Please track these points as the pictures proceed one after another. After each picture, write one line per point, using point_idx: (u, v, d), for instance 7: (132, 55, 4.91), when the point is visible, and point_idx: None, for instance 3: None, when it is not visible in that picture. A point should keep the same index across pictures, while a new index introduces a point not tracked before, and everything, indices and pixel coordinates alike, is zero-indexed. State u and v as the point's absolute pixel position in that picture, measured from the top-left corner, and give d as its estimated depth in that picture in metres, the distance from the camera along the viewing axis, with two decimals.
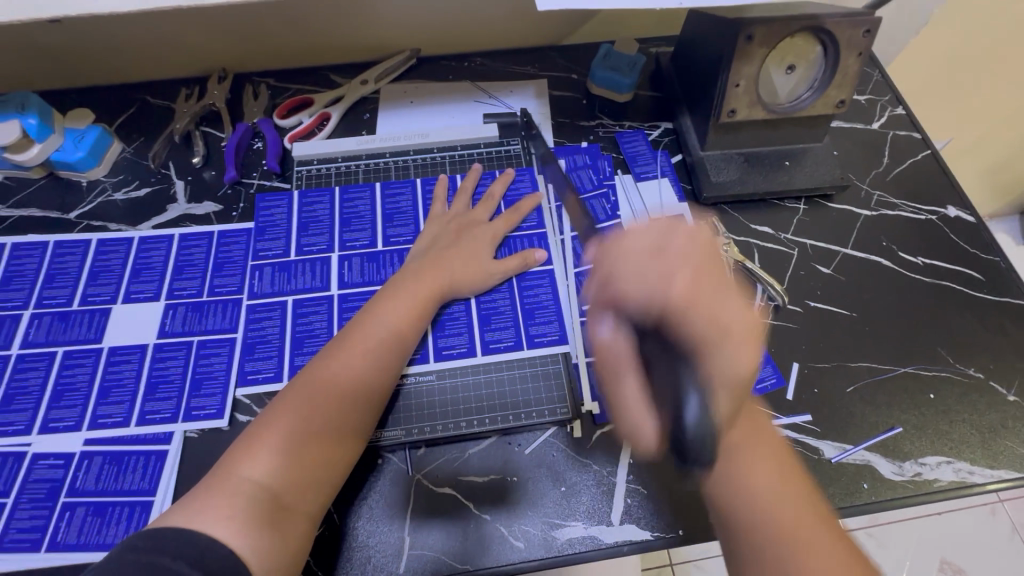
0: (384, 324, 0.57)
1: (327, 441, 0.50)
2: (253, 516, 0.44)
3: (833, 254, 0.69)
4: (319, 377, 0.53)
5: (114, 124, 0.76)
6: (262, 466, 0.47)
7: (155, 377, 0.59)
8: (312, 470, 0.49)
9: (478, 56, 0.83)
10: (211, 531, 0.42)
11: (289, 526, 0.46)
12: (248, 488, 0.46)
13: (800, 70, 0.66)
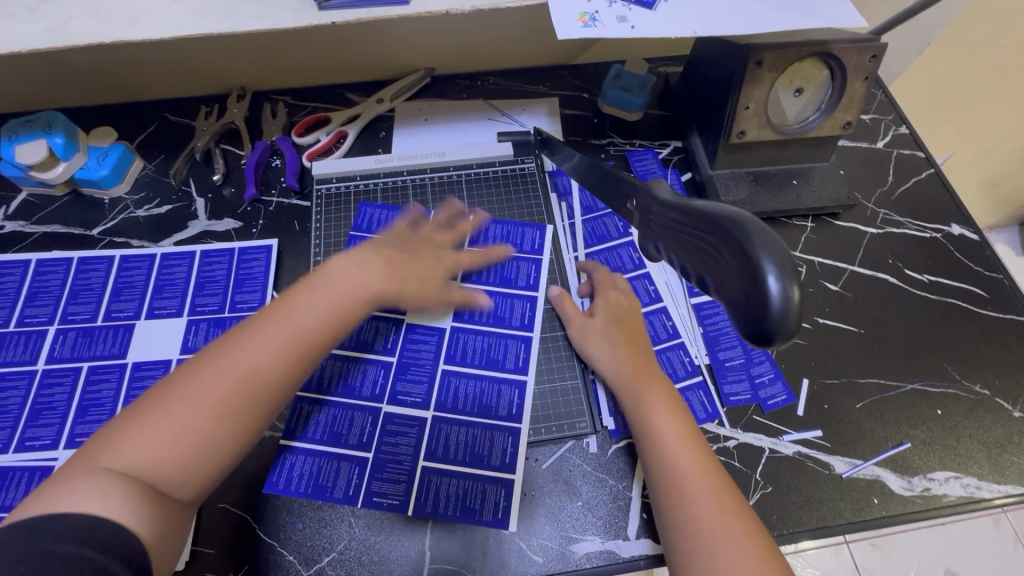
0: (306, 307, 0.52)
1: (216, 436, 0.45)
2: (132, 497, 0.41)
3: (840, 271, 0.71)
4: (204, 377, 0.46)
5: (136, 142, 0.78)
6: (141, 451, 0.42)
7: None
8: (197, 457, 0.44)
9: (491, 75, 0.85)
10: (82, 512, 0.39)
11: (170, 517, 0.43)
12: (115, 473, 0.41)
13: (809, 93, 0.67)
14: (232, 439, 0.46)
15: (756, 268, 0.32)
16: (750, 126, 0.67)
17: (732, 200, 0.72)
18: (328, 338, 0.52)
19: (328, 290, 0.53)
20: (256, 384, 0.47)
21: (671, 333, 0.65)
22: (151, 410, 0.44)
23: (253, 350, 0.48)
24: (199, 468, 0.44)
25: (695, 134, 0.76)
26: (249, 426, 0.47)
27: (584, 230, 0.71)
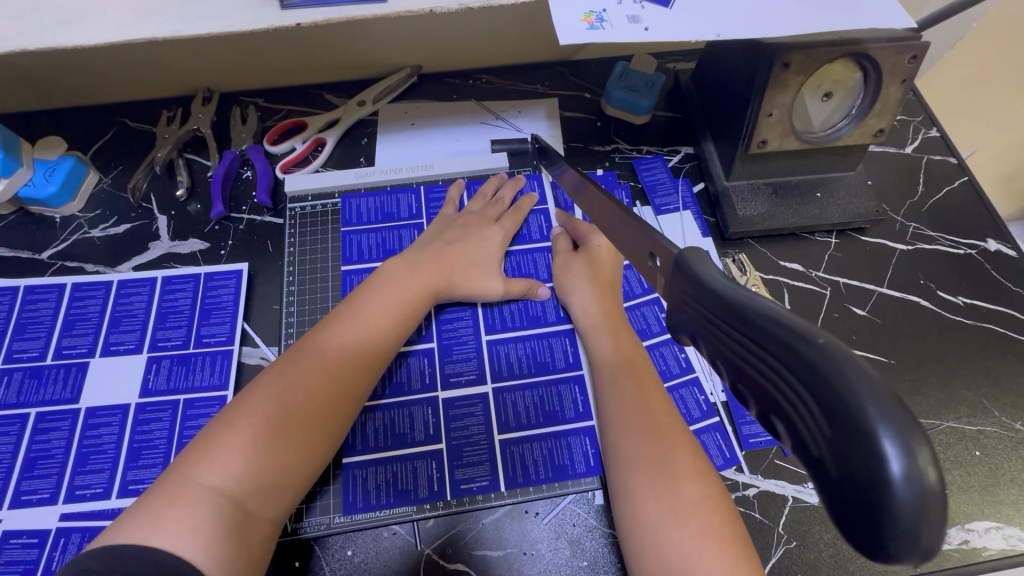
0: (369, 310, 0.53)
1: (299, 445, 0.45)
2: (218, 527, 0.39)
3: (868, 293, 0.65)
4: (282, 386, 0.46)
5: (90, 152, 0.70)
6: (224, 469, 0.41)
7: (138, 442, 0.54)
8: (279, 470, 0.44)
9: (484, 73, 0.78)
10: (175, 551, 0.37)
11: (255, 538, 0.41)
12: (207, 496, 0.40)
13: (837, 99, 0.60)
14: (315, 447, 0.46)
15: (850, 416, 0.20)
16: (773, 134, 0.60)
17: (750, 216, 0.66)
18: (387, 341, 0.53)
19: (388, 293, 0.55)
20: (331, 387, 0.47)
21: (684, 367, 0.59)
22: (229, 427, 0.43)
23: (329, 356, 0.49)
24: (284, 480, 0.44)
25: (709, 140, 0.69)
26: (333, 431, 0.47)
27: None
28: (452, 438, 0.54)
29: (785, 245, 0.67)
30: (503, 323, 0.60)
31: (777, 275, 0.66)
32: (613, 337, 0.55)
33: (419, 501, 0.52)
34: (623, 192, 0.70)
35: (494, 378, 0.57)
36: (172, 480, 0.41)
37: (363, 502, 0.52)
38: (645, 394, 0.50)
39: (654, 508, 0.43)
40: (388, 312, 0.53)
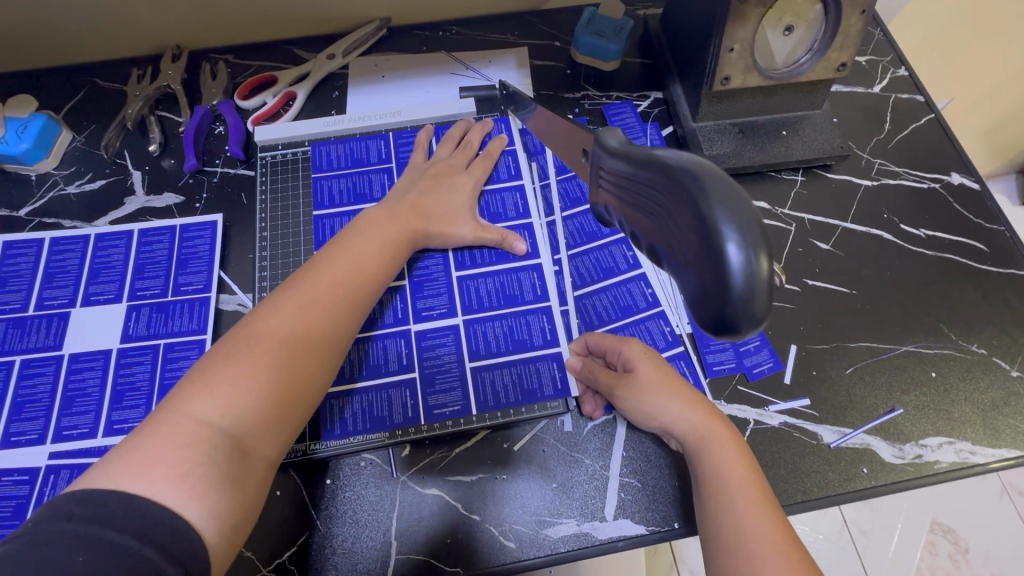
0: (353, 254, 0.51)
1: (292, 383, 0.43)
2: (212, 474, 0.37)
3: (832, 228, 0.66)
4: (267, 325, 0.44)
5: (62, 111, 0.70)
6: (218, 405, 0.39)
7: (121, 385, 0.56)
8: (277, 407, 0.42)
9: (454, 24, 0.78)
10: (161, 496, 0.34)
11: (251, 479, 0.40)
12: (202, 433, 0.38)
13: (800, 32, 0.61)
14: (306, 386, 0.44)
15: (710, 237, 0.22)
16: (735, 71, 0.61)
17: (716, 154, 0.67)
18: (374, 284, 0.52)
19: (371, 239, 0.53)
20: (321, 326, 0.46)
21: (650, 301, 0.60)
22: (224, 362, 0.41)
23: (319, 295, 0.47)
24: (277, 416, 0.42)
25: (676, 82, 0.70)
26: (323, 372, 0.45)
27: (557, 191, 0.66)
28: (426, 371, 0.56)
29: (750, 183, 0.68)
30: (475, 262, 0.61)
31: None
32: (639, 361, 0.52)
33: (394, 427, 0.54)
34: None
35: (466, 311, 0.59)
36: (156, 422, 0.38)
37: (341, 428, 0.54)
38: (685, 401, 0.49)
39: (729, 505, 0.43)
40: (373, 255, 0.52)
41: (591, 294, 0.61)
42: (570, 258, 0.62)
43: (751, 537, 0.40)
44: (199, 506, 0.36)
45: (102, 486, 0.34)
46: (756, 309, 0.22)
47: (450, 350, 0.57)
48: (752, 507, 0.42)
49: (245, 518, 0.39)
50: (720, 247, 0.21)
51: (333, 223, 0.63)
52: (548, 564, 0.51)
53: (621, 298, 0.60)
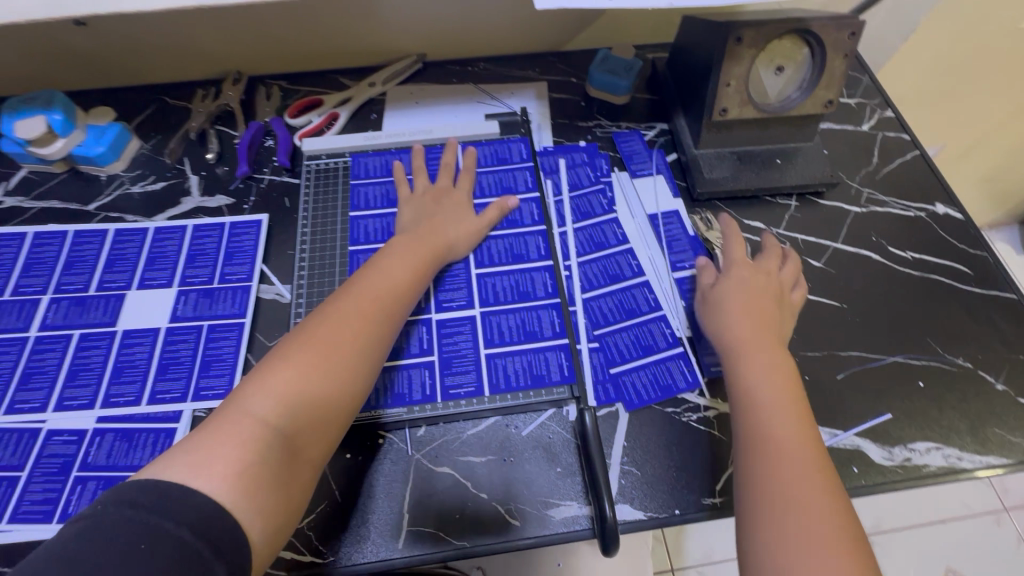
0: (385, 273, 0.58)
1: (336, 385, 0.49)
2: (263, 470, 0.42)
3: (823, 248, 0.71)
4: (315, 335, 0.50)
5: (133, 123, 0.80)
6: (270, 406, 0.45)
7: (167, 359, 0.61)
8: (316, 414, 0.47)
9: (482, 61, 0.87)
10: (219, 492, 0.40)
11: (294, 480, 0.45)
12: (259, 431, 0.44)
13: (789, 72, 0.68)
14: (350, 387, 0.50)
15: (600, 506, 0.51)
16: (732, 103, 0.68)
17: (716, 177, 0.73)
18: (406, 299, 0.58)
19: (405, 260, 0.60)
20: (359, 336, 0.52)
21: (653, 305, 0.65)
22: (279, 366, 0.48)
23: (359, 309, 0.54)
24: (325, 415, 0.48)
25: (680, 115, 0.78)
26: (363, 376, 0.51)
27: (570, 206, 0.73)
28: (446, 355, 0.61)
29: (748, 206, 0.74)
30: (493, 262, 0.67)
31: (741, 233, 0.72)
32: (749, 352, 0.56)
33: (414, 403, 0.58)
34: (603, 160, 0.77)
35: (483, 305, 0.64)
36: (219, 420, 0.45)
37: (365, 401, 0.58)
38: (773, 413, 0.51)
39: (778, 467, 0.47)
40: (403, 275, 0.59)
41: (598, 297, 0.66)
42: (579, 265, 0.68)
43: (780, 486, 0.46)
44: (248, 505, 0.41)
45: (168, 477, 0.39)
46: (613, 540, 0.50)
47: (466, 338, 0.62)
48: (813, 491, 0.45)
49: (287, 518, 0.44)
50: (604, 509, 0.51)
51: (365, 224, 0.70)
52: (548, 543, 0.53)
53: (626, 301, 0.66)
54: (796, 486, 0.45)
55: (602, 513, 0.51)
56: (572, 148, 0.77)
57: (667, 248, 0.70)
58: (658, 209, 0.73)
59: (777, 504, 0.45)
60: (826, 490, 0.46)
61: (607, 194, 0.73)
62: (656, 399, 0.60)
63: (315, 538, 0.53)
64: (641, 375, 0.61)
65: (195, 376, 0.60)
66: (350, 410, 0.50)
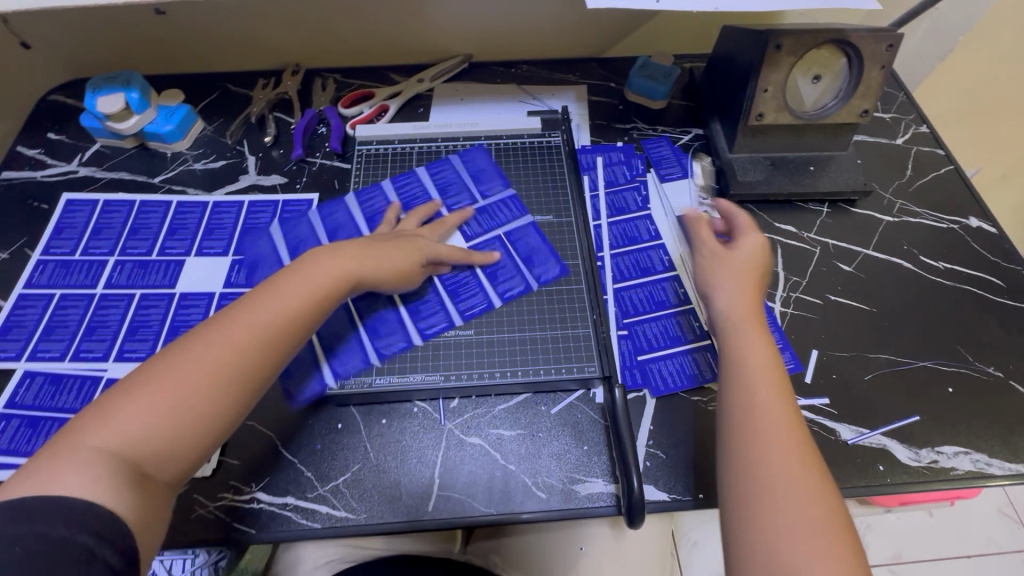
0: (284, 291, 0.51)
1: (197, 414, 0.44)
2: (117, 483, 0.40)
3: (854, 253, 0.72)
4: (182, 354, 0.46)
5: (198, 106, 0.85)
6: (118, 429, 0.42)
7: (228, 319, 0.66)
8: (171, 434, 0.43)
9: (525, 64, 0.92)
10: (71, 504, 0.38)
11: (150, 500, 0.42)
12: (103, 453, 0.41)
13: (826, 82, 0.71)
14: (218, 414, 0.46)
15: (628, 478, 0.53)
16: (768, 108, 0.70)
17: (750, 180, 0.75)
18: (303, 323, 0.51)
19: (305, 278, 0.52)
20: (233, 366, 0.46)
21: (683, 299, 0.67)
22: (137, 386, 0.44)
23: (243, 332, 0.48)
24: (182, 442, 0.44)
25: (716, 121, 0.80)
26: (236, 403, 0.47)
27: (605, 201, 0.75)
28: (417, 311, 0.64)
29: (780, 210, 0.76)
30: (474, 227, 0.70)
31: (772, 235, 0.74)
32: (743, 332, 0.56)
33: (450, 373, 0.60)
34: (639, 160, 0.79)
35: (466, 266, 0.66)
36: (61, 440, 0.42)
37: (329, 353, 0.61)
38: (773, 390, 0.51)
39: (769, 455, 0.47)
40: (301, 297, 0.51)
41: (629, 288, 0.68)
42: (612, 256, 0.70)
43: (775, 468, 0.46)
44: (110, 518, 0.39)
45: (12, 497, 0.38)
46: (638, 513, 0.52)
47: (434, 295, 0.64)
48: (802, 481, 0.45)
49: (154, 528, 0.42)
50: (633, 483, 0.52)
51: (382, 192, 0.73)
52: (572, 517, 0.55)
53: (656, 294, 0.67)
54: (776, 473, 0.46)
55: (628, 487, 0.52)
56: (609, 148, 0.80)
57: None
58: (691, 209, 0.75)
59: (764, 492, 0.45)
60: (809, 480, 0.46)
61: (641, 192, 0.76)
62: (684, 387, 0.61)
63: (349, 494, 0.56)
64: (669, 363, 0.63)
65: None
66: (216, 429, 0.46)
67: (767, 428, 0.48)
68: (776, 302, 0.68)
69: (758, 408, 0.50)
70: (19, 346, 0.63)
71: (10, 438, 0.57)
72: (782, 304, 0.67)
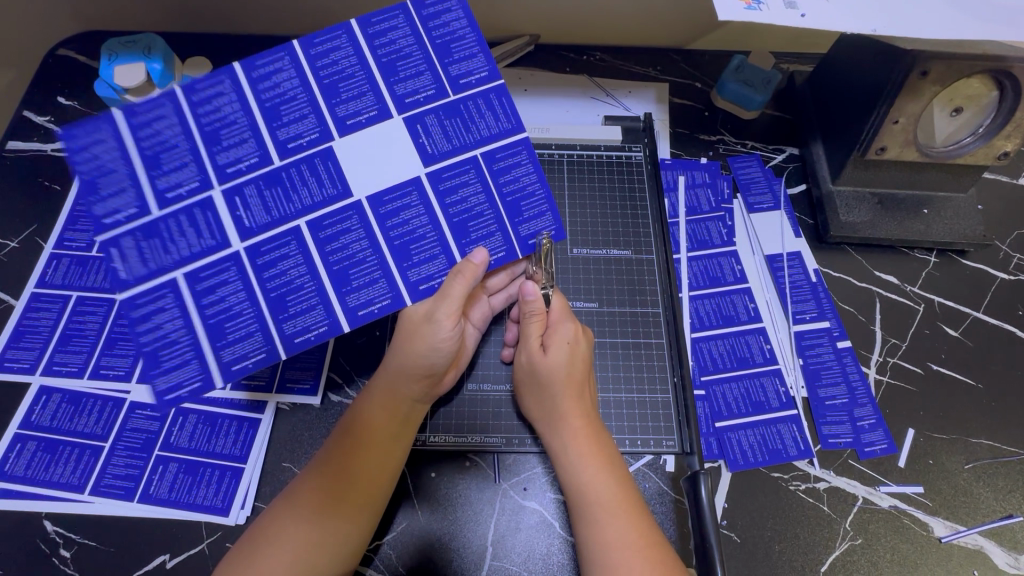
0: (364, 407, 0.50)
1: (325, 551, 0.45)
2: (322, 531, 0.45)
3: (962, 315, 0.64)
4: (355, 437, 0.49)
5: None
6: (297, 524, 0.45)
7: (138, 241, 0.44)
8: (345, 499, 0.47)
9: (599, 51, 0.80)
10: (278, 550, 0.44)
11: (350, 539, 0.46)
12: (301, 521, 0.45)
13: (966, 114, 0.59)
14: (360, 533, 0.47)
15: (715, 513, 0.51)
16: (893, 142, 0.61)
17: (853, 221, 0.66)
18: (404, 439, 0.51)
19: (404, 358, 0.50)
20: (336, 498, 0.46)
21: (768, 357, 0.60)
22: (313, 476, 0.48)
23: (357, 453, 0.48)
24: (345, 530, 0.46)
25: (819, 143, 0.69)
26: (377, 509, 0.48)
27: (685, 231, 0.67)
28: (435, 222, 0.50)
29: (881, 255, 0.67)
30: (466, 71, 0.51)
31: (871, 285, 0.65)
32: (546, 377, 0.51)
33: (513, 435, 0.55)
34: (725, 182, 0.70)
35: (423, 160, 0.50)
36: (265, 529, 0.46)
37: (275, 216, 0.47)
38: (585, 437, 0.49)
39: (593, 496, 0.46)
40: (398, 380, 0.51)
41: (708, 339, 0.61)
42: (691, 299, 0.63)
43: (591, 509, 0.46)
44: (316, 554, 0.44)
45: (241, 549, 0.45)
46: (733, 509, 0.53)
47: (475, 192, 0.51)
48: (618, 524, 0.45)
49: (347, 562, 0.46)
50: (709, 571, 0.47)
51: (325, 36, 0.48)
52: None
53: (738, 349, 0.60)
54: (602, 523, 0.45)
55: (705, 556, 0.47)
56: (693, 165, 0.70)
57: (790, 295, 0.63)
58: (782, 249, 0.66)
59: (594, 538, 0.45)
60: (636, 529, 0.45)
61: (726, 223, 0.67)
62: (764, 463, 0.55)
63: (395, 555, 0.51)
64: (748, 435, 0.56)
65: (243, 247, 0.46)
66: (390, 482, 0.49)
67: (577, 474, 0.48)
68: (871, 368, 0.61)
69: (564, 446, 0.49)
70: (34, 357, 0.57)
71: (26, 463, 0.53)
72: (875, 372, 0.60)
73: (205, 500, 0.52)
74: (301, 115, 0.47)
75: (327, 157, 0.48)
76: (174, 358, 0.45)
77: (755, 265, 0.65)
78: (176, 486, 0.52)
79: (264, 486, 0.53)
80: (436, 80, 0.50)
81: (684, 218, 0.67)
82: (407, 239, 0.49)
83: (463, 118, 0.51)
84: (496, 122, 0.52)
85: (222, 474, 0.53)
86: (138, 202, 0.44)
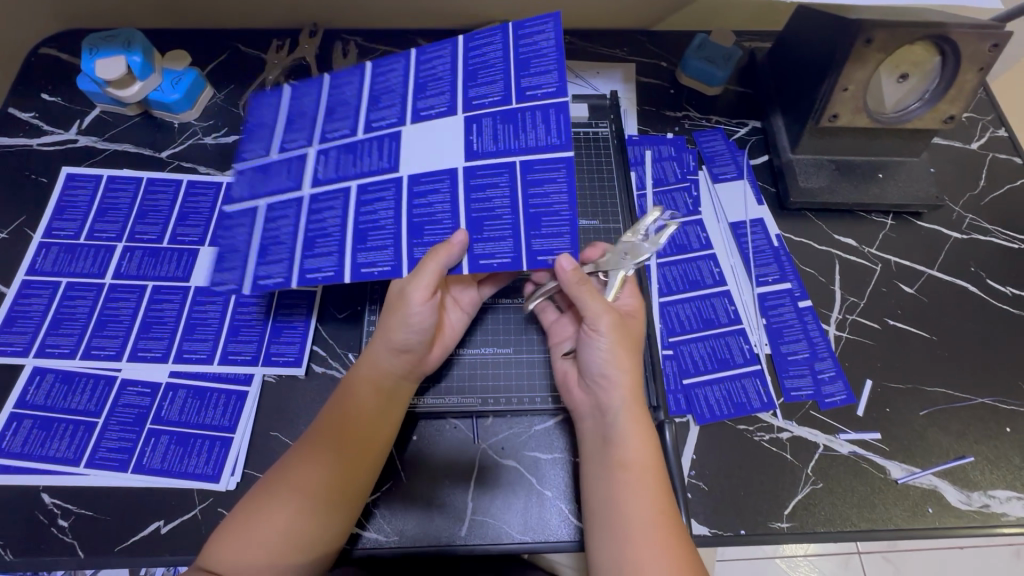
0: (358, 390, 0.51)
1: (319, 521, 0.47)
2: (317, 503, 0.47)
3: (917, 273, 0.67)
4: (347, 413, 0.51)
5: (207, 70, 0.77)
6: (291, 495, 0.47)
7: (258, 173, 0.55)
8: (338, 472, 0.48)
9: (567, 35, 0.82)
10: (274, 520, 0.46)
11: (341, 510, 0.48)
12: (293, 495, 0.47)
13: (913, 81, 0.63)
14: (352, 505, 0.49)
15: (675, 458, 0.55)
16: (844, 110, 0.64)
17: (812, 187, 0.69)
18: (391, 411, 0.52)
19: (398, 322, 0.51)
20: (327, 470, 0.48)
21: (733, 318, 0.63)
22: (306, 450, 0.49)
23: (348, 427, 0.50)
24: (341, 504, 0.48)
25: (778, 115, 0.72)
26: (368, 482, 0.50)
27: (653, 202, 0.69)
28: (455, 209, 0.51)
29: (839, 219, 0.70)
30: (536, 83, 0.53)
31: (831, 249, 0.68)
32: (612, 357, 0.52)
33: (489, 397, 0.58)
34: (690, 155, 0.73)
35: (466, 154, 0.52)
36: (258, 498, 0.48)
37: (337, 173, 0.54)
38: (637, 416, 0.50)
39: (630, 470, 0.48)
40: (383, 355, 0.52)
41: (676, 302, 0.64)
42: (659, 266, 0.65)
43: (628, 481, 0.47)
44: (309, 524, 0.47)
45: (234, 520, 0.47)
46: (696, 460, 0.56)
47: (501, 189, 0.52)
48: (644, 497, 0.46)
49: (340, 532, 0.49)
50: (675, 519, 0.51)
51: (433, 48, 0.57)
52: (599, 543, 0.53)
53: (705, 311, 0.63)
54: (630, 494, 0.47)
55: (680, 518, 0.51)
56: (659, 140, 0.73)
57: (753, 260, 0.66)
58: (745, 216, 0.69)
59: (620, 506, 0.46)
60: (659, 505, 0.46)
61: (692, 194, 0.70)
62: (730, 416, 0.58)
63: (379, 514, 0.53)
64: (714, 390, 0.59)
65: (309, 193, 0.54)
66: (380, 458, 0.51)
67: (622, 449, 0.49)
68: (831, 324, 0.64)
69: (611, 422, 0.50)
70: (26, 340, 0.60)
71: (23, 440, 0.55)
72: (834, 328, 0.63)
73: (196, 468, 0.54)
74: (392, 104, 0.55)
75: (393, 138, 0.54)
76: (229, 260, 0.52)
77: (719, 233, 0.68)
78: (168, 457, 0.55)
79: (252, 454, 0.56)
80: (506, 87, 0.54)
81: (651, 190, 0.70)
82: (425, 218, 0.51)
83: (518, 124, 0.53)
84: (546, 134, 0.52)
85: (212, 444, 0.55)
86: (263, 150, 0.56)
